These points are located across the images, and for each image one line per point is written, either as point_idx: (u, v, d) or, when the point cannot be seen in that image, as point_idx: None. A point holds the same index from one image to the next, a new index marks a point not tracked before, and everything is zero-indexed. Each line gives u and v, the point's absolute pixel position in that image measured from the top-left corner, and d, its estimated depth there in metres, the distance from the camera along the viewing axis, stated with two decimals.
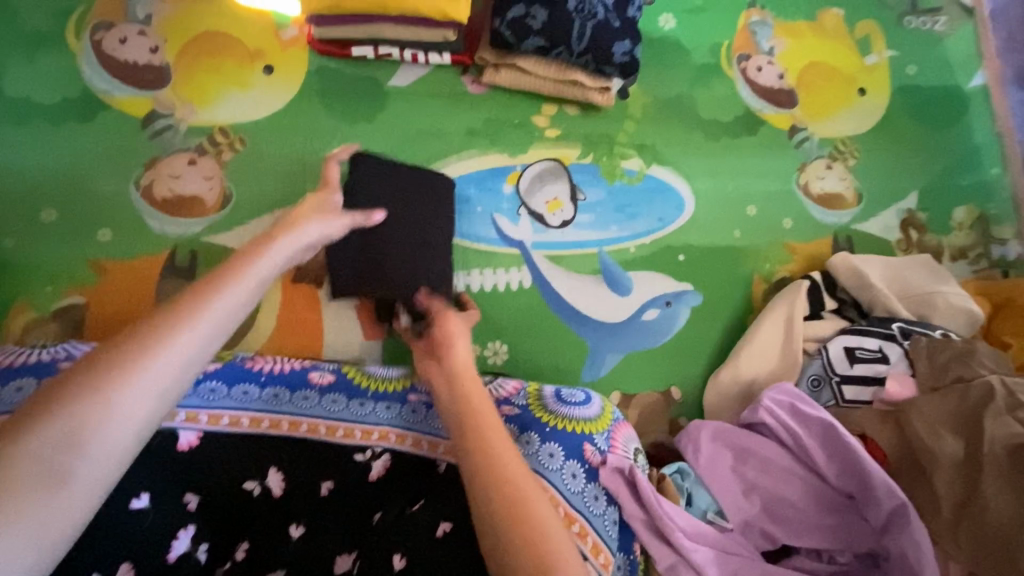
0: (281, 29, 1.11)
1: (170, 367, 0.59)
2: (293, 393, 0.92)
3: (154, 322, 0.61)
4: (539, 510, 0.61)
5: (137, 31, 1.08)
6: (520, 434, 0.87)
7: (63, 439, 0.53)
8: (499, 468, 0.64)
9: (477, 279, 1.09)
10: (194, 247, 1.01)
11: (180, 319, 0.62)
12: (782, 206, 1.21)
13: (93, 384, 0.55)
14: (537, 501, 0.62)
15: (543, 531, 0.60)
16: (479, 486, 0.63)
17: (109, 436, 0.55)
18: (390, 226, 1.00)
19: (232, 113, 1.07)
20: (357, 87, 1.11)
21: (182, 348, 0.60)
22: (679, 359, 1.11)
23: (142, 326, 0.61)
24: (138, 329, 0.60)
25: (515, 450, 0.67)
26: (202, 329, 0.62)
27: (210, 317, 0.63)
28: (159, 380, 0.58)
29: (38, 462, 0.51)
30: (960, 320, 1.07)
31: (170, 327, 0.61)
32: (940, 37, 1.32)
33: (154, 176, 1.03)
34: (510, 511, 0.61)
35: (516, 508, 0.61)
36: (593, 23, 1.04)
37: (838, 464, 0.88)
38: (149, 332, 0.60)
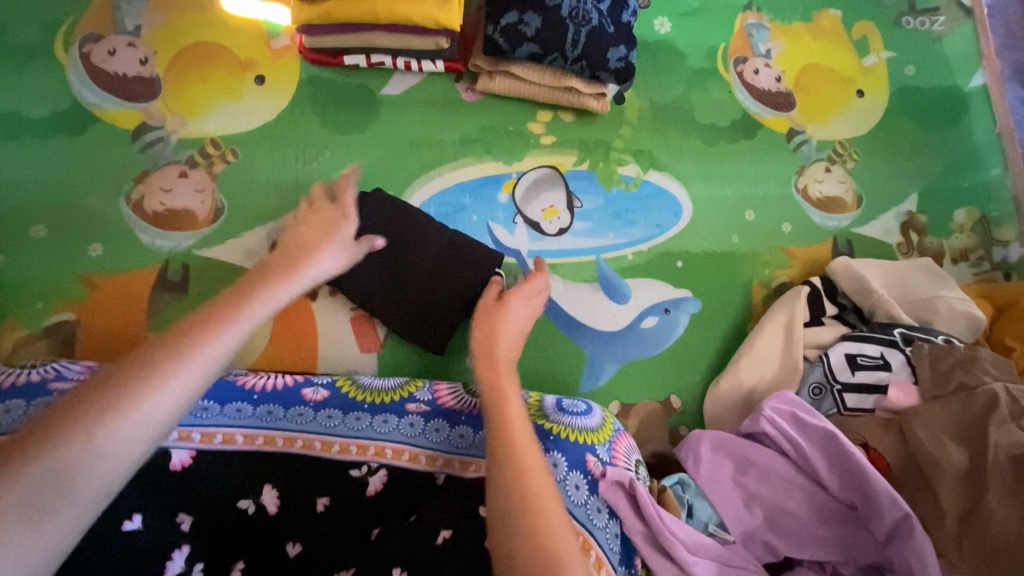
0: (272, 39, 1.10)
1: (169, 402, 0.59)
2: (287, 410, 0.91)
3: (159, 352, 0.61)
4: (548, 520, 0.62)
5: (126, 42, 1.06)
6: None
7: (51, 471, 0.53)
8: (517, 476, 0.65)
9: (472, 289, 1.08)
10: (186, 261, 1.00)
11: (183, 350, 0.62)
12: (780, 210, 1.20)
13: (92, 414, 0.56)
14: (547, 510, 0.63)
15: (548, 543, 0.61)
16: (494, 490, 0.65)
17: (98, 467, 0.55)
18: (405, 237, 1.02)
19: (223, 125, 1.06)
20: (349, 97, 1.09)
21: (183, 381, 0.60)
22: (679, 367, 1.09)
23: (146, 355, 0.61)
24: (144, 357, 0.60)
25: (548, 477, 0.67)
26: (202, 362, 0.62)
27: (214, 348, 0.63)
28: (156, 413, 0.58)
29: (27, 491, 0.52)
30: (963, 325, 1.05)
31: (175, 361, 0.61)
32: (939, 37, 1.31)
33: (145, 190, 1.02)
34: (520, 513, 0.63)
35: (526, 514, 0.62)
36: (587, 29, 1.03)
37: (841, 474, 0.87)
38: (151, 363, 0.60)
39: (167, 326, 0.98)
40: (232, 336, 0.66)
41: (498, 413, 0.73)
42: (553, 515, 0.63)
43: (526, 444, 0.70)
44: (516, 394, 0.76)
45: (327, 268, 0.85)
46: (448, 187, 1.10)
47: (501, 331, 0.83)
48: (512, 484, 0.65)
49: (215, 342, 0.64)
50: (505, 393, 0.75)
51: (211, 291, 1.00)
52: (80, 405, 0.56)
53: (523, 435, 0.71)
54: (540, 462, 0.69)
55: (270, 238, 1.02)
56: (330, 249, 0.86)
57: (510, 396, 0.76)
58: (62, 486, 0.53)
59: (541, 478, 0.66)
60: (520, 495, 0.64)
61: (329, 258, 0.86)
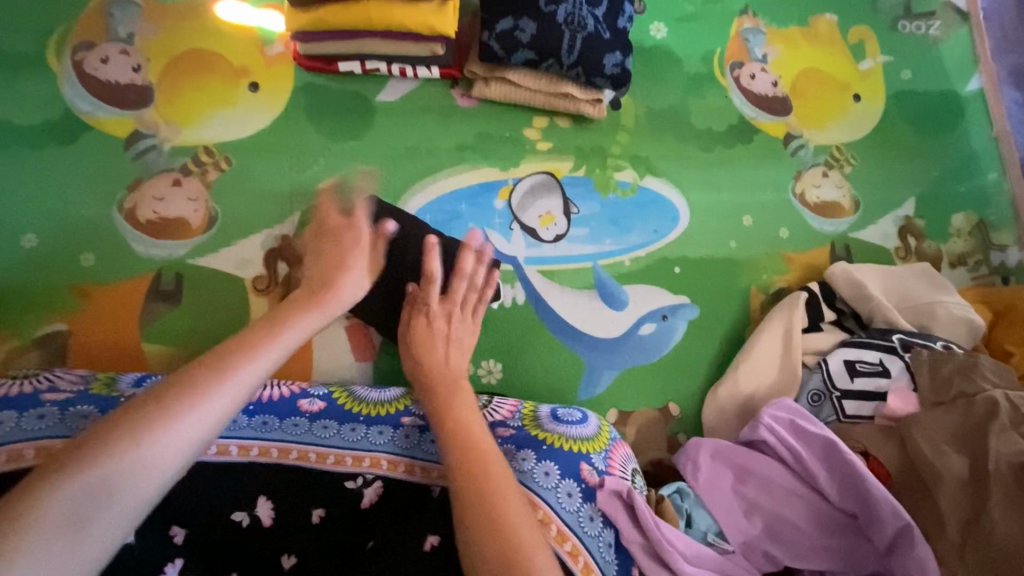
0: (266, 45, 1.09)
1: (218, 413, 0.59)
2: (283, 420, 0.90)
3: (213, 365, 0.62)
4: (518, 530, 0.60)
5: (119, 49, 1.06)
6: (515, 452, 0.85)
7: (101, 480, 0.53)
8: (482, 488, 0.63)
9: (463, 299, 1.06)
10: (180, 270, 0.99)
11: (236, 363, 0.63)
12: (778, 216, 1.19)
13: (141, 424, 0.56)
14: (515, 519, 0.61)
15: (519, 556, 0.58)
16: (459, 509, 0.62)
17: (144, 477, 0.54)
18: (411, 241, 0.99)
19: (217, 132, 1.05)
20: (344, 103, 1.09)
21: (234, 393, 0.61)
22: (677, 374, 1.09)
23: (203, 365, 0.62)
24: (194, 370, 0.61)
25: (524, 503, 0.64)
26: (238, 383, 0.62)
27: (264, 361, 0.64)
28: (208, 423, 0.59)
29: (77, 501, 0.51)
30: (961, 331, 1.05)
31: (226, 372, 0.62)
32: (935, 41, 1.31)
33: (138, 198, 1.01)
34: (489, 527, 0.60)
35: (495, 528, 0.60)
36: (582, 35, 1.02)
37: (841, 484, 0.86)
38: (207, 375, 0.61)
39: (161, 336, 0.97)
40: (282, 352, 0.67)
41: (455, 427, 0.71)
42: (521, 523, 0.61)
43: (491, 453, 0.68)
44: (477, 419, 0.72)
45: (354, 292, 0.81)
46: (445, 193, 1.09)
47: (433, 339, 0.81)
48: (478, 501, 0.62)
49: (262, 359, 0.65)
50: (457, 406, 0.73)
51: (205, 300, 0.99)
52: (132, 415, 0.56)
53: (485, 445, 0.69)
54: (506, 470, 0.67)
55: (265, 246, 1.02)
56: (353, 271, 0.81)
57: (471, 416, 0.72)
58: (113, 495, 0.53)
59: (507, 485, 0.65)
60: (485, 509, 0.61)
61: (352, 282, 0.81)
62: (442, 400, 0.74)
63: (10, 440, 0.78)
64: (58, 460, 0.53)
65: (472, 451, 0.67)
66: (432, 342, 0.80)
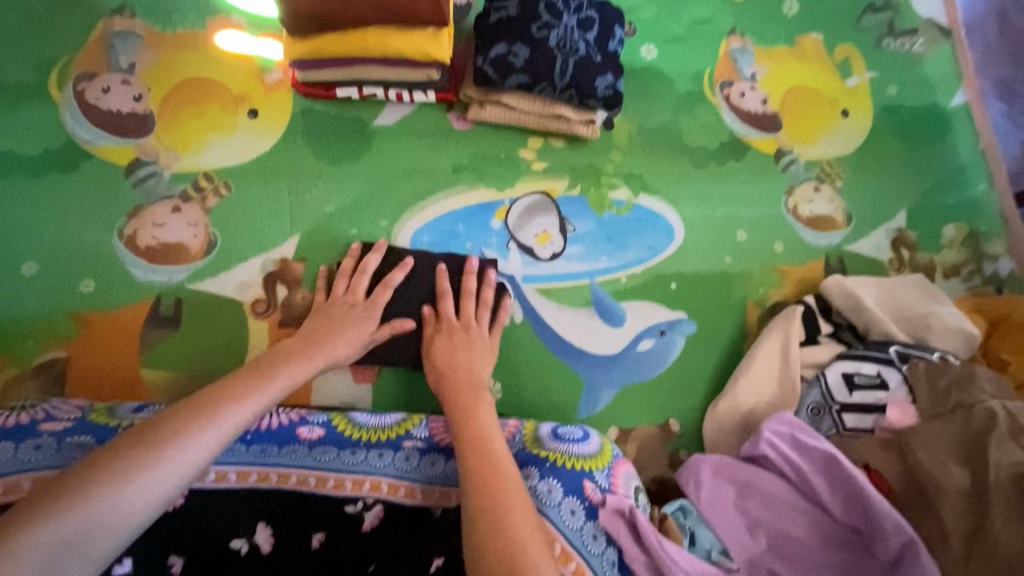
0: (265, 73, 1.11)
1: (188, 463, 0.65)
2: (281, 447, 0.88)
3: (185, 419, 0.67)
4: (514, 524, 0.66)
5: (120, 80, 1.08)
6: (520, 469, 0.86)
7: (60, 537, 0.57)
8: (490, 489, 0.70)
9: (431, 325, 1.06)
10: (179, 294, 1.00)
11: (199, 425, 0.67)
12: (772, 230, 1.21)
13: (105, 484, 0.60)
14: (513, 514, 0.67)
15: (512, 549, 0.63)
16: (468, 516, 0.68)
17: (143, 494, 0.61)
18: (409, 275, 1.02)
19: (217, 159, 1.06)
20: (341, 128, 1.11)
21: (197, 453, 0.66)
22: (677, 389, 1.09)
23: (167, 428, 0.66)
24: (160, 428, 0.66)
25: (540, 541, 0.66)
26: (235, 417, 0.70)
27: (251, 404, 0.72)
28: (165, 485, 0.63)
29: (38, 557, 0.55)
30: (957, 341, 1.06)
31: (191, 430, 0.66)
32: (919, 57, 1.34)
33: (138, 225, 1.02)
34: (489, 525, 0.66)
35: (493, 524, 0.66)
36: (574, 59, 1.05)
37: (843, 498, 0.86)
38: (171, 438, 0.65)
39: (160, 361, 0.97)
40: (248, 415, 0.71)
41: (473, 435, 0.79)
42: (526, 537, 0.65)
43: (503, 457, 0.75)
44: (497, 433, 0.79)
45: (349, 349, 0.91)
46: (444, 214, 1.10)
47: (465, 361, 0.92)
48: (488, 515, 0.67)
49: (227, 418, 0.69)
50: (474, 412, 0.82)
51: (205, 324, 0.99)
52: (97, 469, 0.61)
53: (497, 450, 0.76)
54: (517, 484, 0.72)
55: (263, 270, 1.02)
56: (351, 334, 0.92)
57: (487, 425, 0.81)
58: (66, 552, 0.57)
59: (512, 491, 0.70)
60: (493, 533, 0.65)
61: (345, 347, 0.91)
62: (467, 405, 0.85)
63: (7, 471, 0.78)
64: (25, 511, 0.58)
65: (480, 457, 0.75)
66: (465, 366, 0.91)
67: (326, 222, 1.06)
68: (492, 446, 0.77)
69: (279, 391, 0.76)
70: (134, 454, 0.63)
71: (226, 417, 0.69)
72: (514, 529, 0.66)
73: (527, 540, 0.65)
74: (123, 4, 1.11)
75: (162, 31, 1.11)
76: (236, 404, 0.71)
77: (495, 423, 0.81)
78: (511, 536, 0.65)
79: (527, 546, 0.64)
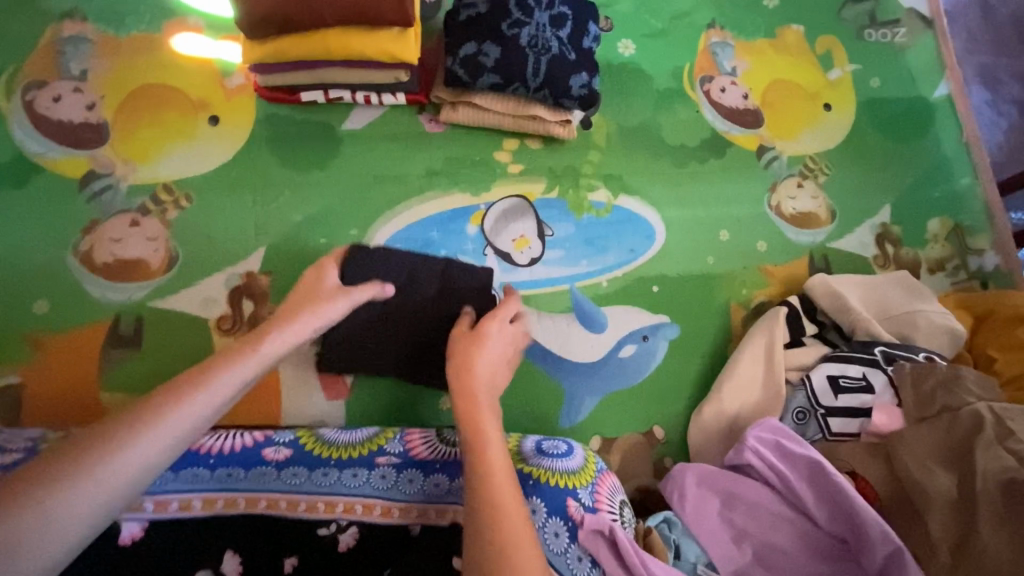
0: (226, 77, 1.06)
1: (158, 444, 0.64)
2: (248, 470, 0.84)
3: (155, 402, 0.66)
4: (509, 515, 0.64)
5: (71, 87, 1.02)
6: None
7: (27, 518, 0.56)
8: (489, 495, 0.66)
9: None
10: (139, 313, 0.95)
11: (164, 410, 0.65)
12: (754, 229, 1.18)
13: (70, 465, 0.60)
14: (508, 521, 0.63)
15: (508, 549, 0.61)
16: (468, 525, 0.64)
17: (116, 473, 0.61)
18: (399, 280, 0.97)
19: (176, 169, 1.02)
20: (308, 134, 1.06)
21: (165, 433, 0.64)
22: (660, 396, 1.06)
23: (110, 430, 0.63)
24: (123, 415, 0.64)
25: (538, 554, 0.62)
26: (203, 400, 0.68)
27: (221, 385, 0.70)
28: (109, 490, 0.60)
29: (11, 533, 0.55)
30: (943, 339, 1.03)
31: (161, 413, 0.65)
32: (902, 49, 1.31)
33: (94, 241, 0.97)
34: (484, 525, 0.63)
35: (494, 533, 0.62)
36: (547, 58, 1.01)
37: (829, 507, 0.84)
38: (114, 439, 0.62)
39: (120, 384, 0.93)
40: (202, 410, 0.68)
41: (474, 429, 0.74)
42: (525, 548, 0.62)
43: (495, 448, 0.72)
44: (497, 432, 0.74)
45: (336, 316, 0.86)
46: (417, 221, 1.06)
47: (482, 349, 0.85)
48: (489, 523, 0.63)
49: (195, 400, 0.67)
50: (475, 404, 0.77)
51: (168, 342, 0.95)
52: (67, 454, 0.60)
53: (490, 438, 0.73)
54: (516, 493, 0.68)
55: (228, 284, 0.98)
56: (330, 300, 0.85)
57: (488, 422, 0.75)
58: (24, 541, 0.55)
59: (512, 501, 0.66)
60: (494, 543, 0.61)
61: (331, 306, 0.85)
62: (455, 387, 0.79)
63: None
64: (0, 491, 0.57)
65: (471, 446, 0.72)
66: (478, 348, 0.85)
67: (293, 233, 1.02)
68: (485, 435, 0.73)
69: (237, 383, 0.72)
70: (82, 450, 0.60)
71: (178, 414, 0.66)
72: (512, 541, 0.62)
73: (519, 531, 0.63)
74: (73, 8, 1.06)
75: (116, 35, 1.06)
76: (190, 401, 0.67)
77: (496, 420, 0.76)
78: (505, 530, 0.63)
79: (521, 540, 0.62)
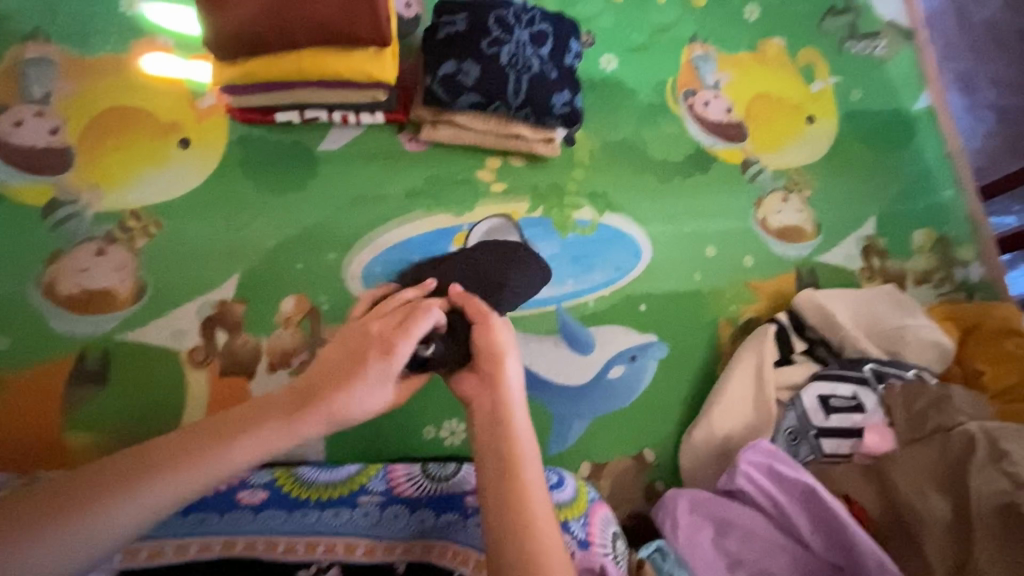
0: (197, 98, 1.03)
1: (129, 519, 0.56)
2: (223, 514, 0.80)
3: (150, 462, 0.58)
4: (531, 509, 0.58)
5: (33, 111, 0.98)
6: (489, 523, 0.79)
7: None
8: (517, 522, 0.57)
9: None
10: (106, 346, 0.91)
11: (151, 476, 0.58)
12: (741, 243, 1.17)
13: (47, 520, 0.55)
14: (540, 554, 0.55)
15: (536, 552, 0.55)
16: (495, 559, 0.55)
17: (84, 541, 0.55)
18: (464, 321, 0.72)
19: (145, 195, 0.98)
20: (283, 155, 1.03)
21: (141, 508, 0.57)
22: (650, 418, 1.04)
23: (111, 474, 0.57)
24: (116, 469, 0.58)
25: None
26: (189, 479, 0.58)
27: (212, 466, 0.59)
28: (87, 547, 0.55)
29: None
30: (930, 354, 1.03)
31: (148, 481, 0.57)
32: (882, 61, 1.32)
33: (58, 272, 0.93)
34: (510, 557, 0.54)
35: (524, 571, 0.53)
36: (528, 76, 0.99)
37: (824, 533, 0.83)
38: (99, 493, 0.56)
39: (87, 422, 0.88)
40: (195, 481, 0.59)
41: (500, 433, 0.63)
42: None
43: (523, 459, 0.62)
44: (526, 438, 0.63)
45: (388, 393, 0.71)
46: (398, 243, 1.03)
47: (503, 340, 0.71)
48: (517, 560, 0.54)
49: (184, 476, 0.58)
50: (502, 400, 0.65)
51: (138, 377, 0.91)
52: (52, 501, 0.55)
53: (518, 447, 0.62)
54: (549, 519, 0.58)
55: (201, 314, 0.94)
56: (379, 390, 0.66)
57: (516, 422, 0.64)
58: None
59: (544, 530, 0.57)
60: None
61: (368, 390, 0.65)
62: (482, 358, 0.69)
63: None
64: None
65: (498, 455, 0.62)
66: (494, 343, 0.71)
67: (269, 258, 0.98)
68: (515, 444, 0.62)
69: (238, 461, 0.60)
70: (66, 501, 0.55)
71: (168, 482, 0.58)
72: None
73: (544, 526, 0.57)
74: (35, 29, 1.02)
75: (80, 56, 1.02)
76: (189, 466, 0.59)
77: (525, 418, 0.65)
78: (529, 524, 0.57)
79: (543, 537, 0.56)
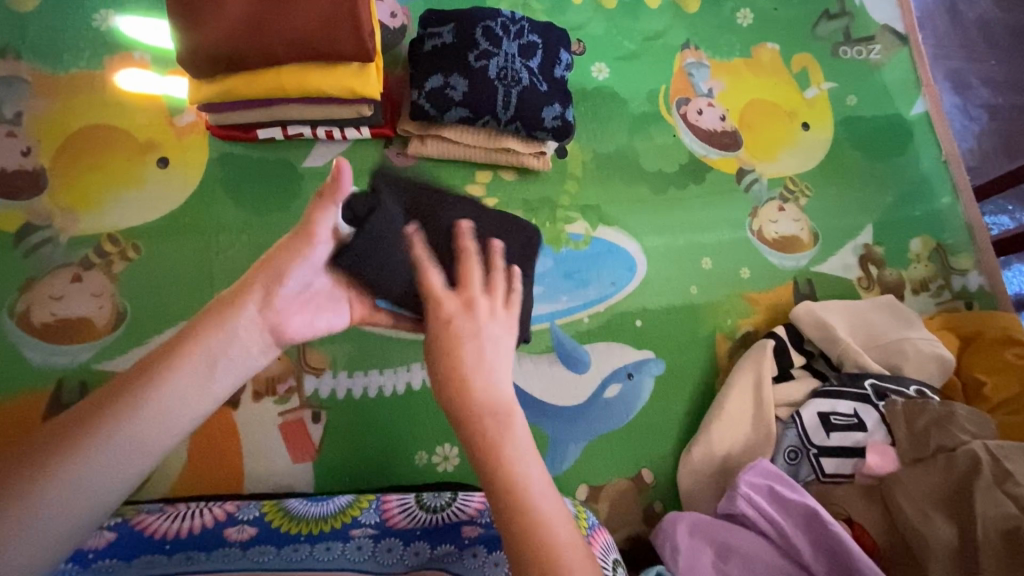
0: (175, 115, 1.00)
1: (167, 418, 0.58)
2: (209, 553, 0.76)
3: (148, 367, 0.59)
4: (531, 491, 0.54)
5: (4, 132, 0.95)
6: (489, 556, 0.76)
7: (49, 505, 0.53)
8: (491, 445, 0.55)
9: (379, 380, 0.95)
10: (84, 376, 0.88)
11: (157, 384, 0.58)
12: (737, 255, 1.15)
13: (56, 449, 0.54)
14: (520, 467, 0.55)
15: (555, 557, 0.50)
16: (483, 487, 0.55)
17: (111, 465, 0.55)
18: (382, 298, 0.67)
19: (122, 217, 0.94)
20: (266, 173, 1.00)
21: (168, 402, 0.58)
22: (648, 437, 1.02)
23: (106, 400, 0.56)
24: (107, 399, 0.56)
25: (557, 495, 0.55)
26: (203, 360, 0.60)
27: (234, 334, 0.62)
28: (121, 462, 0.56)
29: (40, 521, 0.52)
30: (932, 367, 1.01)
31: (156, 382, 0.58)
32: (877, 66, 1.30)
33: (31, 300, 0.89)
34: (496, 480, 0.54)
35: (510, 492, 0.53)
36: (518, 89, 0.96)
37: (830, 560, 0.80)
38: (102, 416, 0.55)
39: None
40: (187, 388, 0.59)
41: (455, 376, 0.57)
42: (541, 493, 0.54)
43: (485, 389, 0.57)
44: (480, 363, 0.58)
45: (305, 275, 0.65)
46: None
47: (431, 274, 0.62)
48: (503, 484, 0.53)
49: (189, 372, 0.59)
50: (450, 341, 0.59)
51: None
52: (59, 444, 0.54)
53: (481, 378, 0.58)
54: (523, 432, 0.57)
55: None
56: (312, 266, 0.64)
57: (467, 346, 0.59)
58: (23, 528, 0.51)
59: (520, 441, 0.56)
60: (514, 509, 0.52)
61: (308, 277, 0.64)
62: (439, 354, 0.59)
63: None
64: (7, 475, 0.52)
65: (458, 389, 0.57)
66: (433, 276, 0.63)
67: None
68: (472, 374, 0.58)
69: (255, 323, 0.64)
70: (78, 437, 0.54)
71: (172, 386, 0.58)
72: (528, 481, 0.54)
73: (529, 463, 0.55)
74: (5, 46, 0.98)
75: (53, 73, 0.98)
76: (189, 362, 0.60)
77: (474, 341, 0.59)
78: (537, 517, 0.52)
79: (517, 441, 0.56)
